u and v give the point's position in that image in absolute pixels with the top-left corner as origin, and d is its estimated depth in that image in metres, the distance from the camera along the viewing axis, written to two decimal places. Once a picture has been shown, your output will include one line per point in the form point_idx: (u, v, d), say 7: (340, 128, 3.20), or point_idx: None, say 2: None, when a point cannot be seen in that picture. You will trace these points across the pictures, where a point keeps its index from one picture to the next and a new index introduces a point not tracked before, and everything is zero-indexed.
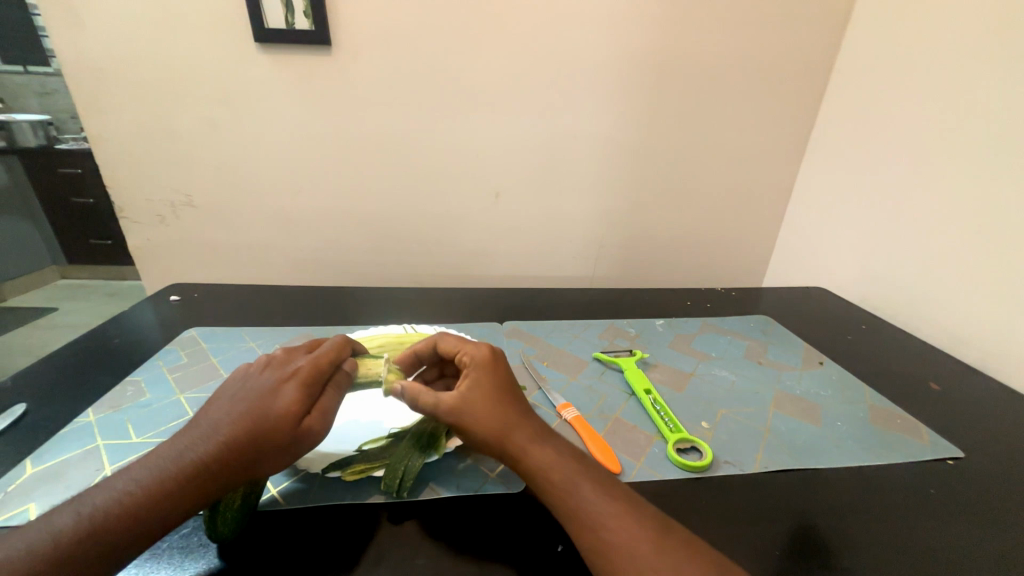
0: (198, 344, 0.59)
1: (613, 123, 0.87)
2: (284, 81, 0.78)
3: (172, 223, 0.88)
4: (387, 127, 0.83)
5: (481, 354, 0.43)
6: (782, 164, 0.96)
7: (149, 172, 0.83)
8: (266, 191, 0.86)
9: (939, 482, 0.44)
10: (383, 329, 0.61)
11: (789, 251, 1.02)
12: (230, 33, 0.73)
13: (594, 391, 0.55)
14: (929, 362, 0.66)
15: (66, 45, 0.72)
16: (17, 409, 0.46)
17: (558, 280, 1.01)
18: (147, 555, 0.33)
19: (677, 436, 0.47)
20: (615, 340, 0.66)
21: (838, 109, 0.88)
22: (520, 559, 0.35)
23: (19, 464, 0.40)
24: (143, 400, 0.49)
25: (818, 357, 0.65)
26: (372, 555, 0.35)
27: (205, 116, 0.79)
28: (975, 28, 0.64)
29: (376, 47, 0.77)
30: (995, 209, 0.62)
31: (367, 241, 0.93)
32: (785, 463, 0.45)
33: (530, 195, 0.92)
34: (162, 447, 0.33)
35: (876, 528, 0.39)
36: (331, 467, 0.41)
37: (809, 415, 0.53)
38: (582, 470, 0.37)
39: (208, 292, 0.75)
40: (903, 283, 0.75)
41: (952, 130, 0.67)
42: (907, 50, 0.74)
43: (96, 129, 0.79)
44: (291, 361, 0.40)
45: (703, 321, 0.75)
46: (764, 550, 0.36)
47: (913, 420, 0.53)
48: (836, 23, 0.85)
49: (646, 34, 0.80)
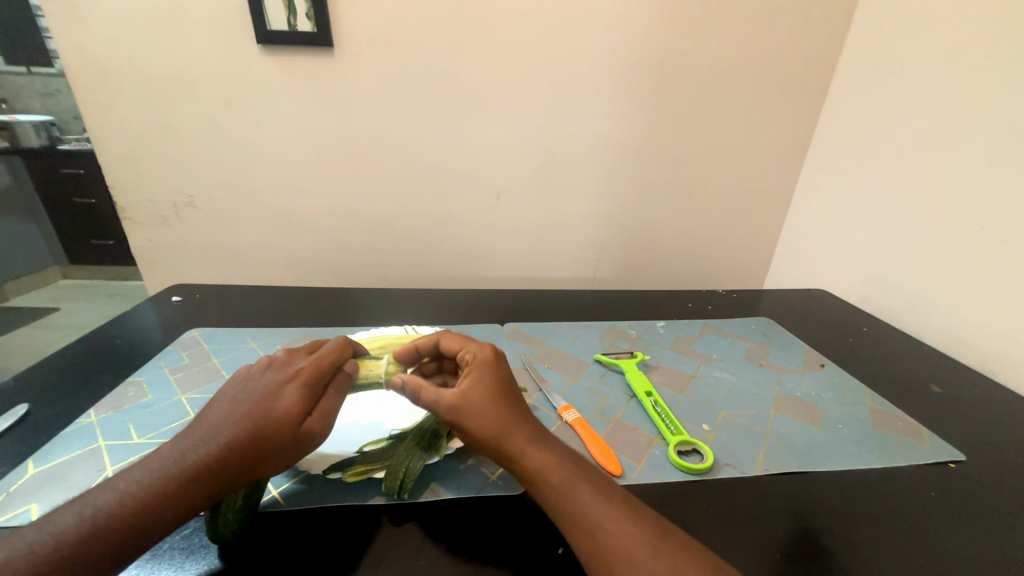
0: (199, 344, 0.59)
1: (615, 125, 0.87)
2: (286, 82, 0.78)
3: (174, 224, 0.88)
4: (389, 128, 0.83)
5: (484, 354, 0.43)
6: (784, 166, 0.96)
7: (151, 173, 0.83)
8: (268, 192, 0.86)
9: (941, 485, 0.44)
10: (384, 330, 0.61)
11: (791, 253, 1.02)
12: (232, 35, 0.74)
13: (595, 393, 0.54)
14: (931, 364, 0.66)
15: (70, 46, 0.73)
16: (20, 409, 0.46)
17: (558, 281, 1.02)
18: (148, 556, 0.33)
19: (678, 439, 0.47)
20: (615, 342, 0.66)
21: (840, 111, 0.88)
22: (520, 561, 0.35)
23: (21, 464, 0.40)
24: (145, 401, 0.49)
25: (819, 359, 0.65)
26: (373, 556, 0.35)
27: (207, 117, 0.79)
28: (977, 31, 0.64)
29: (378, 49, 0.77)
30: (996, 212, 0.62)
31: (369, 242, 0.93)
32: (785, 466, 0.45)
33: (531, 197, 0.92)
34: (164, 448, 0.33)
35: (878, 532, 0.39)
36: (332, 468, 0.41)
37: (810, 418, 0.53)
38: (581, 472, 0.37)
39: (210, 292, 0.75)
40: (904, 286, 0.75)
41: (954, 132, 0.67)
42: (909, 52, 0.74)
43: (98, 130, 0.79)
44: (292, 363, 0.40)
45: (704, 323, 0.75)
46: (765, 554, 0.36)
47: (914, 423, 0.53)
48: (837, 25, 0.85)
49: (647, 36, 0.81)
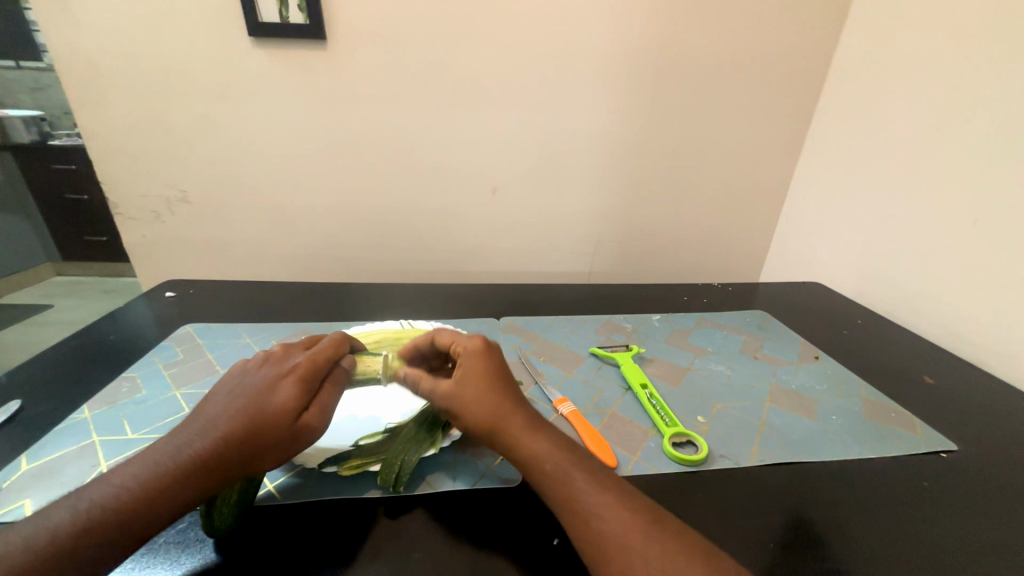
0: (194, 340, 0.59)
1: (610, 117, 0.87)
2: (279, 76, 0.77)
3: (167, 220, 0.88)
4: (383, 122, 0.82)
5: (474, 344, 0.43)
6: (779, 158, 0.96)
7: (143, 168, 0.82)
8: (262, 187, 0.86)
9: (933, 476, 0.45)
10: (380, 325, 0.60)
11: (786, 246, 1.02)
12: (224, 27, 0.73)
13: (591, 387, 0.55)
14: (925, 357, 0.66)
15: (58, 39, 0.72)
16: (13, 406, 0.45)
17: (555, 275, 1.02)
18: (144, 550, 0.33)
19: (673, 431, 0.47)
20: (612, 335, 0.66)
21: (836, 103, 0.88)
22: (518, 552, 0.35)
23: (15, 460, 0.40)
24: (139, 396, 0.48)
25: (814, 352, 0.65)
26: (368, 551, 0.35)
27: (198, 111, 0.79)
28: (974, 22, 0.63)
29: (371, 41, 0.76)
30: (989, 204, 0.62)
31: (365, 237, 0.92)
32: (779, 456, 0.46)
33: (527, 191, 0.92)
34: (160, 443, 0.33)
35: (871, 523, 0.39)
36: (328, 462, 0.41)
37: (804, 410, 0.53)
38: (579, 462, 0.37)
39: (204, 288, 0.75)
40: (898, 279, 0.75)
41: (949, 124, 0.67)
42: (905, 44, 0.74)
43: (88, 124, 0.78)
44: (288, 357, 0.40)
45: (700, 316, 0.75)
46: (759, 544, 0.37)
47: (908, 415, 0.53)
48: (834, 18, 0.85)
49: (643, 27, 0.80)
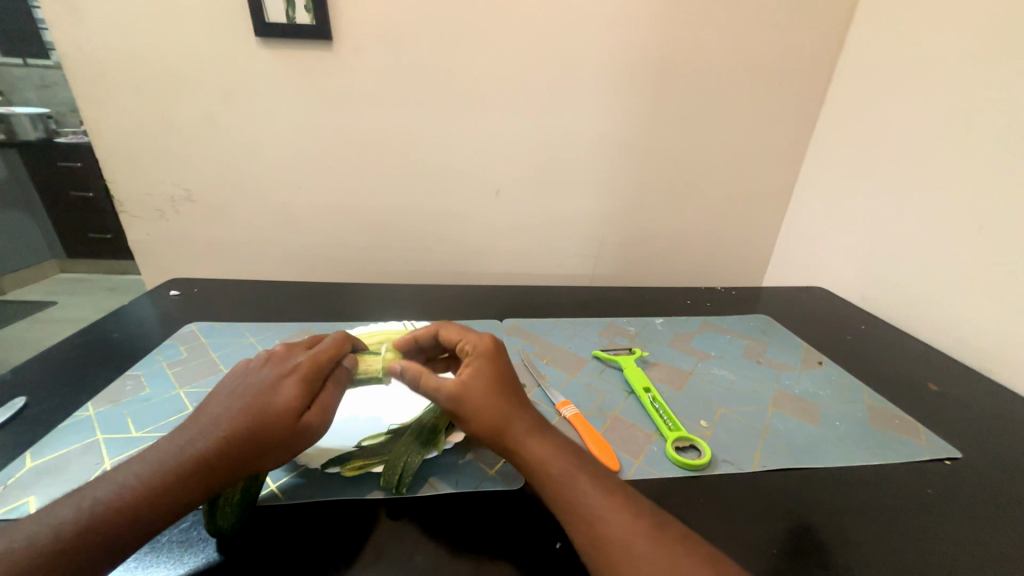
0: (197, 338, 0.59)
1: (614, 120, 0.87)
2: (285, 76, 0.77)
3: (172, 218, 0.88)
4: (387, 123, 0.83)
5: (484, 343, 0.43)
6: (784, 162, 0.96)
7: (149, 167, 0.83)
8: (266, 186, 0.86)
9: (937, 483, 0.44)
10: (382, 325, 0.60)
11: (790, 251, 1.02)
12: (230, 27, 0.73)
13: (594, 390, 0.55)
14: (929, 364, 0.66)
15: (67, 39, 0.72)
16: (17, 402, 0.46)
17: (557, 278, 1.02)
18: (147, 549, 0.33)
19: (676, 435, 0.47)
20: (615, 338, 0.66)
21: (841, 108, 0.87)
22: (520, 554, 0.35)
23: (19, 457, 0.40)
24: (143, 394, 0.49)
25: (817, 357, 0.65)
26: (370, 551, 0.35)
27: (204, 111, 0.79)
28: (980, 29, 0.63)
29: (377, 42, 0.76)
30: (996, 211, 0.62)
31: (368, 237, 0.92)
32: (782, 461, 0.46)
33: (530, 193, 0.92)
34: (162, 443, 0.33)
35: (874, 530, 0.39)
36: (330, 463, 0.41)
37: (807, 415, 0.53)
38: (580, 465, 0.37)
39: (207, 287, 0.75)
40: (902, 285, 0.75)
41: (955, 130, 0.67)
42: (911, 49, 0.74)
43: (94, 123, 0.79)
44: (290, 357, 0.40)
45: (703, 320, 0.75)
46: (761, 549, 0.36)
47: (912, 421, 0.53)
48: (840, 22, 0.84)
49: (648, 30, 0.80)
